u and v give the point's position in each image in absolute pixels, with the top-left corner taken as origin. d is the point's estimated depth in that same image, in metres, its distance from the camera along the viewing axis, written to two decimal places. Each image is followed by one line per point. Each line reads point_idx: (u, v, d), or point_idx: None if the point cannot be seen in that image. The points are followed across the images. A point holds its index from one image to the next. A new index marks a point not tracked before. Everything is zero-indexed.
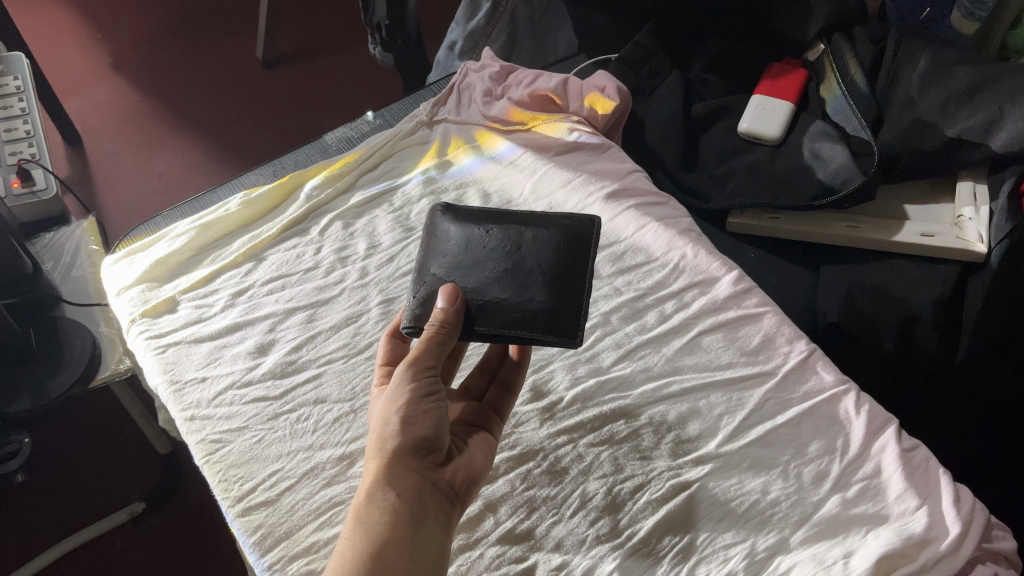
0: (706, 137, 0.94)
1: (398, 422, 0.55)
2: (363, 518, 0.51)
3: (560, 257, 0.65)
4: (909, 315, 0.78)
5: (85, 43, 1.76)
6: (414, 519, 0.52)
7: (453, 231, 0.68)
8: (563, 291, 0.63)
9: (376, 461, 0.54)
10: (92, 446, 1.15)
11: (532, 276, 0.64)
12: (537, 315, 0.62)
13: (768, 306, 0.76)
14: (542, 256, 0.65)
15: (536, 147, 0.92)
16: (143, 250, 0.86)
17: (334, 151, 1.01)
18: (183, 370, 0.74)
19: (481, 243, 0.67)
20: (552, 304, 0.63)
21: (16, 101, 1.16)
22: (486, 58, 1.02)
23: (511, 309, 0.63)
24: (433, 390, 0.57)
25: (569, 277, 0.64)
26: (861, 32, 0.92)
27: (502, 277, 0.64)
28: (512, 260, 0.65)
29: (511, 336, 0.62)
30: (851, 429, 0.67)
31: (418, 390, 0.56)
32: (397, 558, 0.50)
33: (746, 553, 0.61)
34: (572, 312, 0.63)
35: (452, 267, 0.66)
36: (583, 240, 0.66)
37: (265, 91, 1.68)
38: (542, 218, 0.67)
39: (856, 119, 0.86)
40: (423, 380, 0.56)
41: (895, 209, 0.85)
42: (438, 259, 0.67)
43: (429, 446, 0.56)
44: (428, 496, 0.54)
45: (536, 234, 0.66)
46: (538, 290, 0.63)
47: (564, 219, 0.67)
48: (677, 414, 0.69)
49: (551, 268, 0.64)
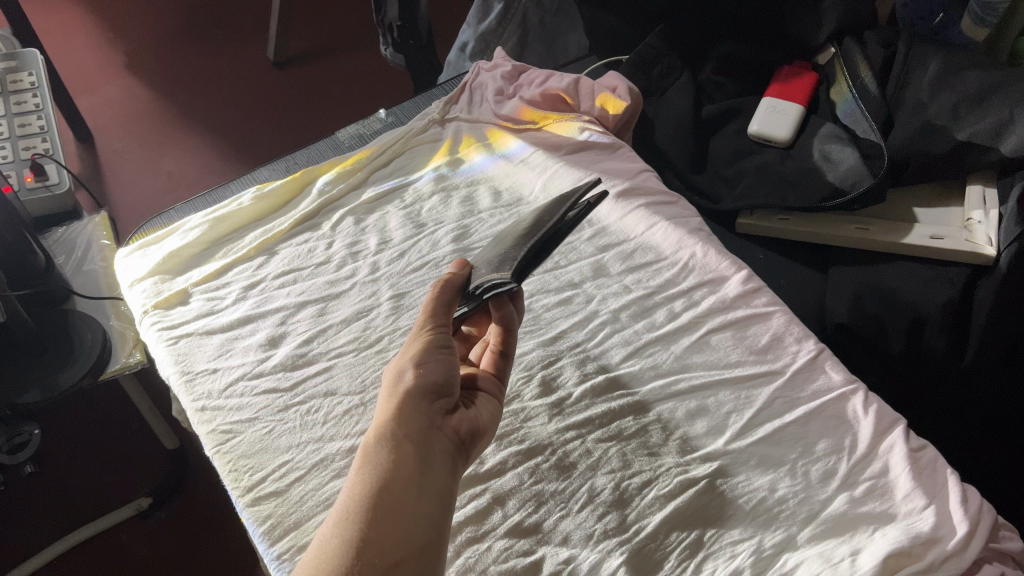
0: (716, 139, 0.94)
1: (410, 368, 0.55)
2: (371, 456, 0.51)
3: (528, 227, 0.66)
4: (918, 317, 0.78)
5: (98, 42, 1.77)
6: (422, 457, 0.52)
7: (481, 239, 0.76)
8: (517, 247, 0.63)
9: (387, 403, 0.54)
10: (99, 441, 1.15)
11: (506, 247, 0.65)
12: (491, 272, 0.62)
13: (777, 305, 0.76)
14: (527, 225, 0.67)
15: (547, 146, 0.93)
16: (156, 242, 0.87)
17: (346, 148, 1.02)
18: (194, 361, 0.75)
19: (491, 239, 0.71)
20: (509, 253, 0.63)
21: (30, 97, 1.17)
22: (498, 58, 1.03)
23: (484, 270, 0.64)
24: (448, 342, 0.57)
25: (535, 230, 0.64)
26: (872, 36, 0.93)
27: (494, 251, 0.66)
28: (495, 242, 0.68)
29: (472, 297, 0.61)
30: (859, 428, 0.68)
31: (432, 341, 0.57)
32: (402, 493, 0.49)
33: (752, 551, 0.61)
34: (522, 252, 0.61)
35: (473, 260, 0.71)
36: (567, 202, 0.66)
37: (275, 91, 1.69)
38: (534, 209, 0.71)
39: (866, 122, 0.86)
40: (436, 333, 0.57)
41: (904, 212, 0.85)
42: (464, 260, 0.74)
43: (440, 393, 0.55)
44: (438, 438, 0.54)
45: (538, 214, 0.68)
46: (499, 254, 0.64)
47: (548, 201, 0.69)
48: (685, 411, 0.69)
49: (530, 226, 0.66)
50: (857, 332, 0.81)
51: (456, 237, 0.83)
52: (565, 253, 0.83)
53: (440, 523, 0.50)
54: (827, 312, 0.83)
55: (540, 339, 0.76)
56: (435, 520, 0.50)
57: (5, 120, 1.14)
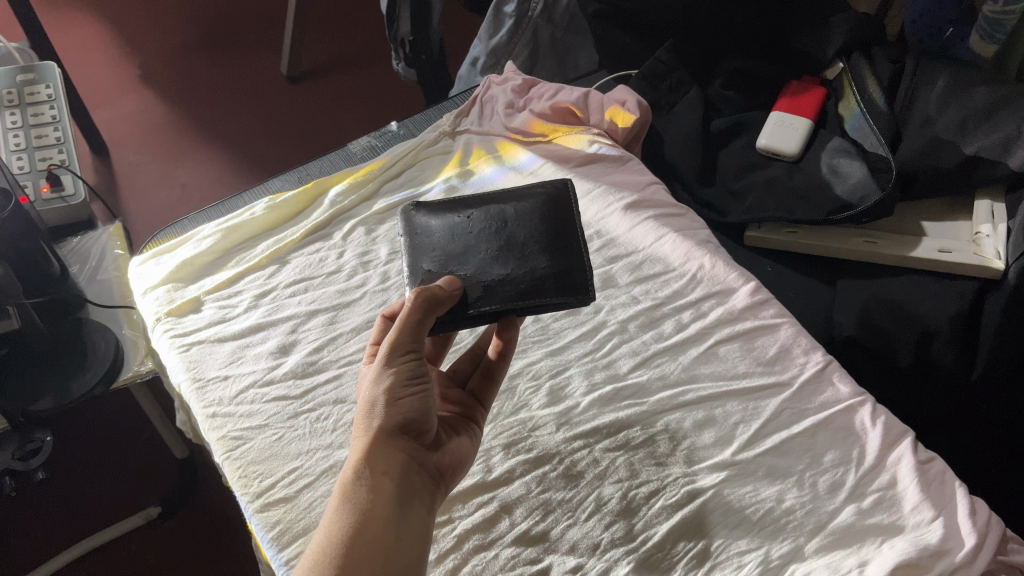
0: (724, 152, 0.95)
1: (382, 404, 0.55)
2: (349, 495, 0.52)
3: (548, 224, 0.68)
4: (927, 330, 0.78)
5: (115, 55, 1.80)
6: (399, 494, 0.53)
7: (435, 224, 0.70)
8: (561, 254, 0.66)
9: (360, 438, 0.55)
10: (111, 449, 1.16)
11: (533, 246, 0.66)
12: (546, 280, 0.65)
13: (784, 317, 0.77)
14: (529, 223, 0.68)
15: (556, 158, 0.94)
16: (169, 251, 0.88)
17: (358, 159, 1.03)
18: (206, 368, 0.76)
19: (481, 228, 0.68)
20: (557, 263, 0.65)
21: (47, 109, 1.19)
22: (509, 71, 1.04)
23: (521, 278, 0.65)
24: (419, 372, 0.56)
25: (560, 235, 0.67)
26: (880, 52, 0.94)
27: (504, 245, 0.66)
28: (504, 234, 0.67)
29: (526, 307, 0.64)
30: (866, 440, 0.68)
31: (401, 374, 0.56)
32: (383, 532, 0.51)
33: (760, 561, 0.61)
34: (573, 266, 0.66)
35: (444, 257, 0.67)
36: (562, 204, 0.70)
37: (289, 107, 1.71)
38: (515, 192, 0.71)
39: (874, 137, 0.86)
40: (405, 363, 0.56)
41: (913, 225, 0.85)
42: (432, 249, 0.68)
43: (417, 427, 0.56)
44: (415, 474, 0.55)
45: (518, 208, 0.69)
46: (540, 258, 0.66)
47: (537, 189, 0.71)
48: (692, 421, 0.70)
49: (540, 232, 0.67)
50: (864, 344, 0.80)
51: None
52: None
53: (421, 558, 0.52)
54: (835, 326, 0.83)
55: (547, 349, 0.76)
56: (415, 557, 0.52)
57: (23, 132, 1.16)
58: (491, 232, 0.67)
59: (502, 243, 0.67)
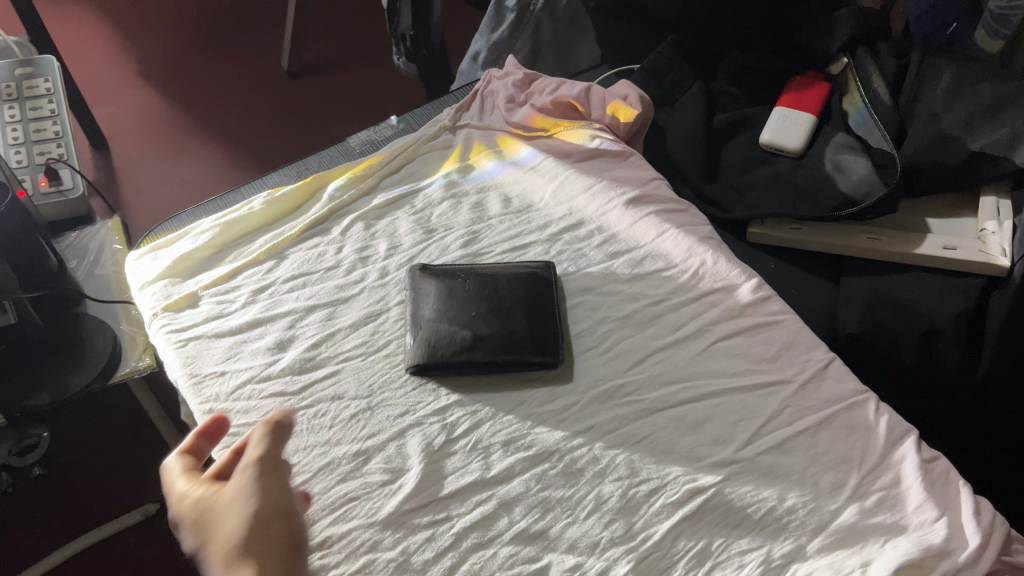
0: (727, 149, 0.94)
1: (262, 522, 0.49)
2: None
3: (531, 292, 0.75)
4: (932, 328, 0.77)
5: (116, 50, 1.79)
6: None
7: (433, 284, 0.76)
8: (540, 321, 0.73)
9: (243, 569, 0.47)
10: (110, 445, 1.15)
11: (515, 313, 0.73)
12: (523, 341, 0.71)
13: (787, 314, 0.76)
14: (514, 289, 0.75)
15: (558, 153, 0.93)
16: (166, 246, 0.88)
17: (357, 153, 1.02)
18: (203, 364, 0.75)
19: (469, 287, 0.75)
20: (535, 332, 0.72)
21: (46, 102, 1.18)
22: (510, 66, 1.03)
23: (503, 338, 0.72)
24: (289, 503, 0.50)
25: (540, 316, 0.73)
26: (885, 47, 0.93)
27: (489, 306, 0.74)
28: (491, 298, 0.74)
29: (507, 363, 0.70)
30: (870, 438, 0.67)
31: (279, 495, 0.50)
32: None
33: (761, 560, 0.61)
34: (550, 332, 0.73)
35: (438, 315, 0.74)
36: (547, 283, 0.76)
37: (289, 102, 1.70)
38: (509, 265, 0.78)
39: (879, 133, 0.86)
40: (281, 483, 0.51)
41: (917, 222, 0.84)
42: (428, 307, 0.74)
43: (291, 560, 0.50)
44: None
45: (507, 276, 0.76)
46: (519, 322, 0.73)
47: (524, 264, 0.78)
48: (693, 419, 0.69)
49: (523, 297, 0.74)
50: (869, 343, 0.79)
51: (465, 243, 0.83)
52: (574, 259, 0.82)
53: None
54: (839, 323, 0.82)
55: None
56: None
57: (21, 126, 1.15)
58: (480, 294, 0.74)
59: (489, 305, 0.74)
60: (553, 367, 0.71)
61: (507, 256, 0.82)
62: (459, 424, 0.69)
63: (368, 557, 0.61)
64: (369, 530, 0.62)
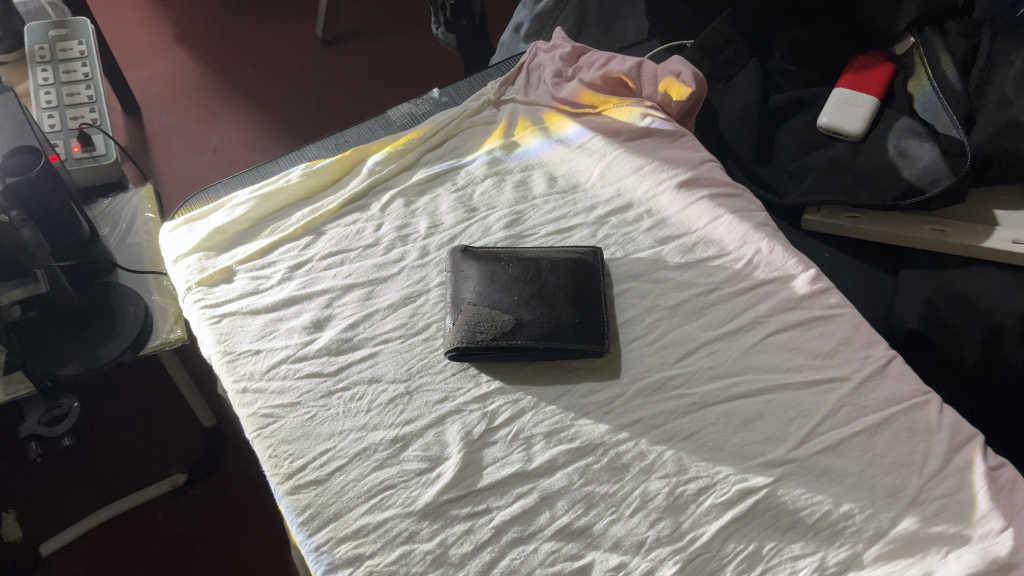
0: (783, 132, 0.90)
1: None
2: None
3: (578, 281, 0.72)
4: (995, 327, 0.73)
5: (149, 14, 1.76)
6: None
7: (476, 268, 0.73)
8: (586, 309, 0.70)
9: None
10: (139, 414, 1.15)
11: (561, 298, 0.70)
12: (568, 328, 0.68)
13: (846, 308, 0.72)
14: (559, 276, 0.71)
15: (606, 131, 0.89)
16: (202, 218, 0.85)
17: (398, 127, 0.99)
18: (237, 341, 0.73)
19: (514, 272, 0.72)
20: (581, 320, 0.69)
21: (79, 66, 1.16)
22: (556, 39, 0.99)
23: (550, 323, 0.68)
24: None
25: (587, 303, 0.70)
26: (955, 26, 0.87)
27: (534, 291, 0.70)
28: (536, 284, 0.71)
29: (550, 350, 0.67)
30: (932, 440, 0.64)
31: None
32: None
33: (816, 567, 0.58)
34: (597, 320, 0.69)
35: (482, 298, 0.70)
36: (594, 268, 0.73)
37: (323, 71, 1.67)
38: (553, 250, 0.75)
39: (947, 118, 0.81)
40: None
41: (984, 214, 0.80)
42: (471, 291, 0.71)
43: None
44: None
45: (553, 262, 0.73)
46: (564, 308, 0.69)
47: (571, 250, 0.75)
48: (746, 414, 0.66)
49: (570, 285, 0.71)
50: (929, 339, 0.76)
51: (508, 223, 0.81)
52: (622, 244, 0.78)
53: None
54: (897, 318, 0.79)
55: None
56: None
57: (55, 90, 1.13)
58: (525, 280, 0.71)
59: (534, 291, 0.70)
60: (598, 355, 0.68)
61: (552, 238, 0.79)
62: (501, 413, 0.66)
63: (405, 548, 0.59)
64: (406, 519, 0.60)
